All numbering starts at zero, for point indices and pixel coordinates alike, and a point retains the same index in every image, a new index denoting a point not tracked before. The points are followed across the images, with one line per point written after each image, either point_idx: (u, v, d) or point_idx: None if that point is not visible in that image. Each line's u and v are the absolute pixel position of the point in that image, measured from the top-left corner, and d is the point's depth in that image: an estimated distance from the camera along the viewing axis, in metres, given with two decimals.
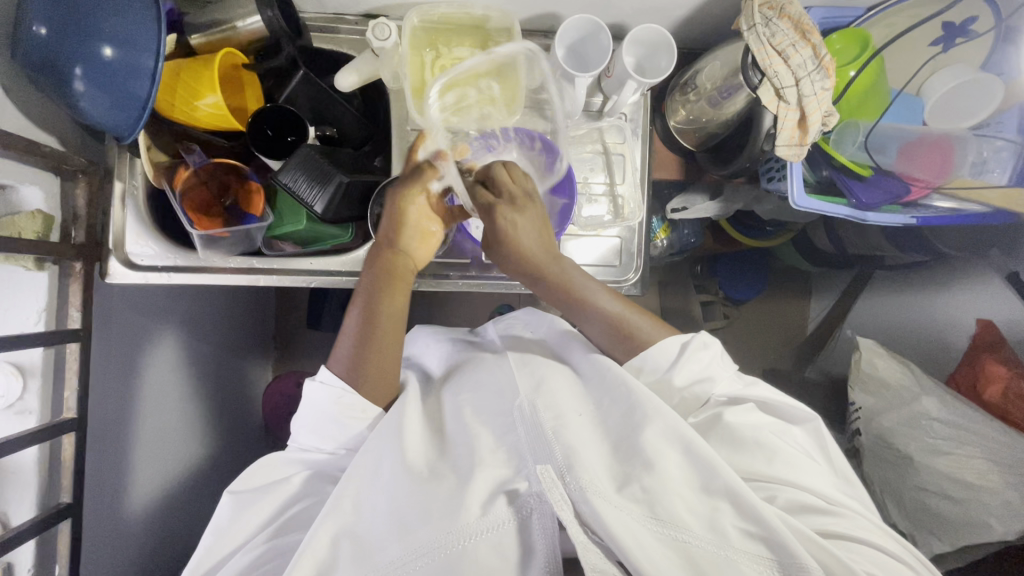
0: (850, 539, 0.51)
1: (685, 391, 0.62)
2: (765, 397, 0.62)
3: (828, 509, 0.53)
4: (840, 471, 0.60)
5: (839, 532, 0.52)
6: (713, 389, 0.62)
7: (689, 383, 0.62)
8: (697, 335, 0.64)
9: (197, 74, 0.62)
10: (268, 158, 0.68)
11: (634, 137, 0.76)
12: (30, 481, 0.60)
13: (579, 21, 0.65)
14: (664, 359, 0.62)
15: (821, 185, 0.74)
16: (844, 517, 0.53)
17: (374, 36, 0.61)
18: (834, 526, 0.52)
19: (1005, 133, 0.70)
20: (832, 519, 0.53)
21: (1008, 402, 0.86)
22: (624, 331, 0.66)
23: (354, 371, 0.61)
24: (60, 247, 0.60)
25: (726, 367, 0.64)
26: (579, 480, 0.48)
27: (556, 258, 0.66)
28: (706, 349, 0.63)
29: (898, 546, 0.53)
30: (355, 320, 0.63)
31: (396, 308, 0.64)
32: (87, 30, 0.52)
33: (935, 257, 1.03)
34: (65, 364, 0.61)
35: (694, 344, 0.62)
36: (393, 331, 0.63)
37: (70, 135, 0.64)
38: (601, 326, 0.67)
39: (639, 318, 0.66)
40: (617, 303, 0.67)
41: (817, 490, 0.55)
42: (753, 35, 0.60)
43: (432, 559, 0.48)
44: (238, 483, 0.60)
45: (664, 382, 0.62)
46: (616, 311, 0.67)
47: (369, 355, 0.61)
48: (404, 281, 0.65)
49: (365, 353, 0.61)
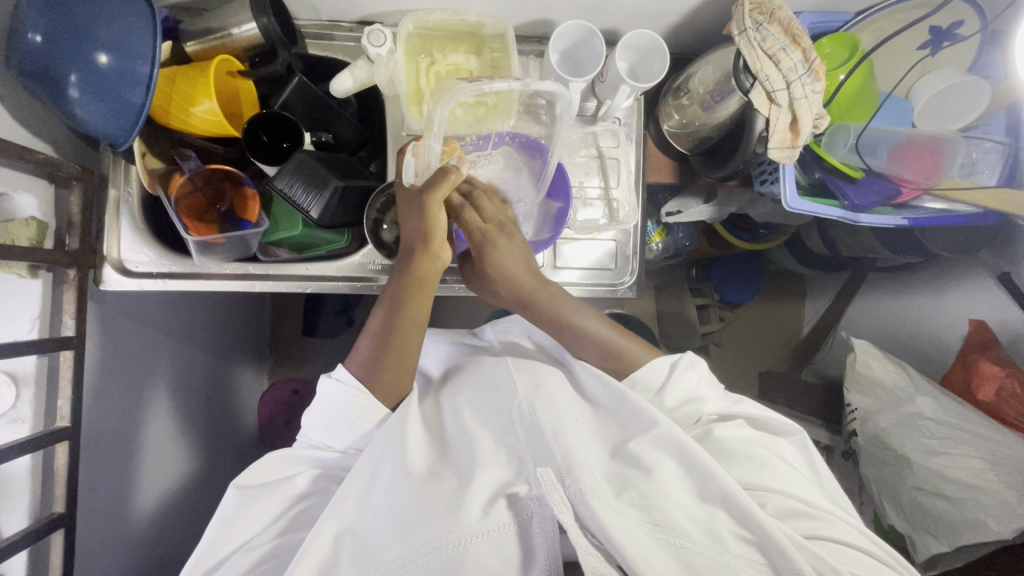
0: (837, 543, 0.52)
1: (676, 411, 0.63)
2: (750, 412, 0.63)
3: (811, 513, 0.54)
4: (825, 482, 0.61)
5: (827, 537, 0.52)
6: (703, 409, 0.63)
7: (679, 403, 0.63)
8: (685, 354, 0.65)
9: (195, 80, 0.62)
10: (263, 163, 0.67)
11: (629, 141, 0.76)
12: (22, 490, 0.59)
13: (572, 27, 0.66)
14: (656, 376, 0.64)
15: (813, 187, 0.75)
16: (827, 521, 0.54)
17: (371, 44, 0.63)
18: (821, 532, 0.53)
19: (992, 135, 0.71)
20: (819, 524, 0.53)
21: (1002, 403, 0.87)
22: (615, 352, 0.67)
23: (373, 373, 0.61)
24: (54, 254, 0.60)
25: (713, 386, 0.66)
26: (579, 483, 0.48)
27: (542, 280, 0.69)
28: (694, 368, 0.64)
29: (883, 552, 0.54)
30: (377, 323, 0.64)
31: (420, 315, 0.64)
32: (82, 37, 0.53)
33: (928, 259, 1.03)
34: (59, 372, 0.61)
35: (683, 362, 0.64)
36: (415, 336, 0.64)
37: (65, 142, 0.64)
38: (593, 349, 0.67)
39: (630, 343, 0.68)
40: (605, 328, 0.68)
41: (803, 497, 0.55)
42: (744, 40, 0.61)
43: (433, 560, 0.48)
44: (243, 478, 0.59)
45: (656, 401, 0.64)
46: (612, 337, 0.67)
47: (392, 361, 0.62)
48: (428, 288, 0.65)
49: (387, 357, 0.62)
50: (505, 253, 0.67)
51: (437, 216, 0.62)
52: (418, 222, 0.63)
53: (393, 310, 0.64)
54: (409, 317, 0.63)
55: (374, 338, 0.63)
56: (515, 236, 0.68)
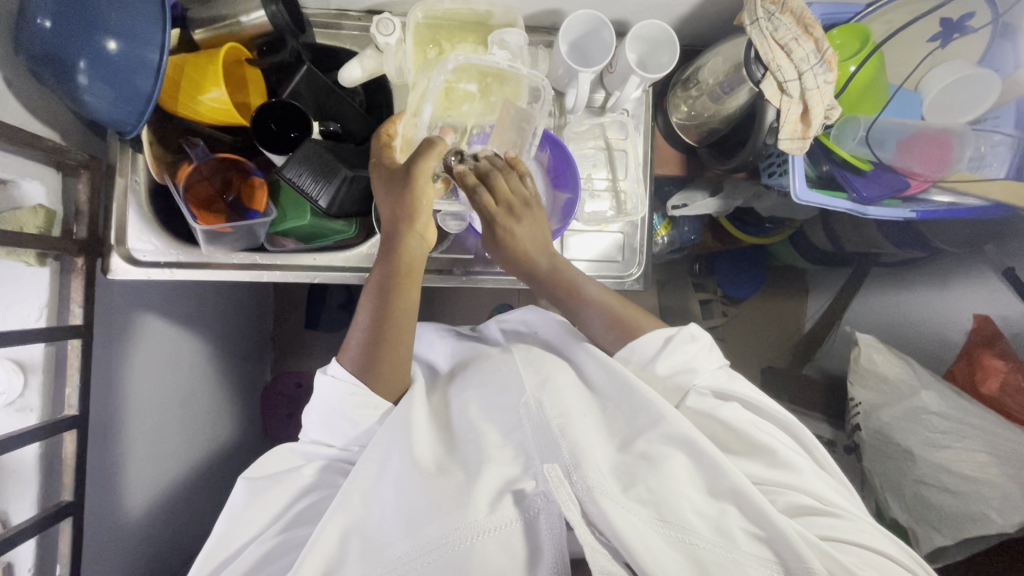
0: (849, 544, 0.52)
1: (668, 380, 0.62)
2: (744, 393, 0.62)
3: (826, 510, 0.54)
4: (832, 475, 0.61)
5: (840, 537, 0.52)
6: (696, 380, 0.62)
7: (671, 372, 0.62)
8: (684, 327, 0.64)
9: (202, 67, 0.61)
10: (270, 151, 0.66)
11: (637, 133, 0.76)
12: (30, 478, 0.59)
13: (583, 17, 0.66)
14: (649, 347, 0.63)
15: (822, 180, 0.75)
16: (845, 519, 0.54)
17: (379, 31, 0.64)
18: (834, 532, 0.52)
19: (1002, 128, 0.71)
20: (836, 522, 0.53)
21: (1006, 397, 0.86)
22: (622, 324, 0.66)
23: (369, 370, 0.60)
24: (62, 243, 0.59)
25: (713, 359, 0.64)
26: (586, 479, 0.48)
27: (549, 250, 0.68)
28: (694, 342, 0.63)
29: (897, 550, 0.54)
30: (367, 318, 0.62)
31: (405, 307, 0.62)
32: (92, 21, 0.52)
33: (931, 254, 1.04)
34: (66, 360, 0.60)
35: (680, 336, 0.63)
36: (402, 325, 0.62)
37: (73, 130, 0.64)
38: (600, 319, 0.67)
39: (633, 311, 0.67)
40: (606, 293, 0.69)
41: (814, 492, 0.55)
42: (756, 30, 0.60)
43: (440, 556, 0.48)
44: (252, 470, 0.60)
45: (647, 368, 0.63)
46: (616, 304, 0.67)
47: (385, 358, 0.61)
48: (415, 273, 0.63)
49: (376, 354, 0.60)
50: (520, 234, 0.67)
51: (421, 196, 0.60)
52: (398, 207, 0.61)
53: (383, 299, 0.62)
54: (400, 305, 0.62)
55: (363, 336, 0.61)
56: (524, 215, 0.67)
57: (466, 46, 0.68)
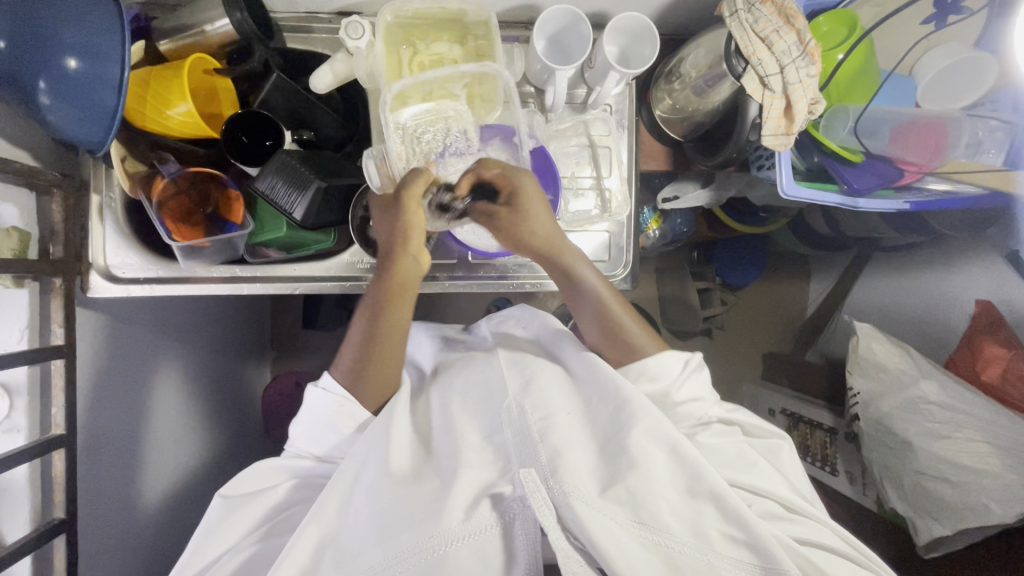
0: (819, 547, 0.53)
1: (681, 407, 0.61)
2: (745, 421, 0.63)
3: (794, 518, 0.55)
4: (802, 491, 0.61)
5: (811, 543, 0.53)
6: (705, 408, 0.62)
7: (685, 399, 0.61)
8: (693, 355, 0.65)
9: (167, 82, 0.60)
10: (245, 165, 0.66)
11: (620, 129, 0.74)
12: (22, 499, 0.60)
13: (556, 13, 0.63)
14: (669, 371, 0.61)
15: (811, 172, 0.73)
16: (811, 527, 0.55)
17: (347, 35, 0.62)
18: (804, 536, 0.54)
19: (999, 113, 0.68)
20: (803, 529, 0.54)
21: (1006, 385, 0.85)
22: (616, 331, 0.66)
23: (358, 383, 0.62)
24: (38, 264, 0.59)
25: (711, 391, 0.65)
26: (562, 484, 0.48)
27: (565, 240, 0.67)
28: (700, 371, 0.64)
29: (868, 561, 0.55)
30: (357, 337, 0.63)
31: (399, 325, 0.63)
32: (48, 41, 0.51)
33: (933, 237, 1.01)
34: (51, 380, 0.61)
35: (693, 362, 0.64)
36: (395, 344, 0.63)
37: (43, 150, 0.63)
38: (596, 322, 0.67)
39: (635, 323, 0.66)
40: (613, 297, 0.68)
41: (780, 498, 0.56)
42: (736, 22, 0.58)
43: (414, 564, 0.48)
44: (229, 487, 0.59)
45: (664, 394, 0.61)
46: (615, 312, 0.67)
47: (374, 369, 0.62)
48: (408, 294, 0.64)
49: (368, 369, 0.62)
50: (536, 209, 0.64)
51: (412, 214, 0.62)
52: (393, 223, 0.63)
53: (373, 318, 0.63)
54: (390, 325, 0.63)
55: (354, 352, 0.63)
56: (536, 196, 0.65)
57: (442, 45, 0.66)
